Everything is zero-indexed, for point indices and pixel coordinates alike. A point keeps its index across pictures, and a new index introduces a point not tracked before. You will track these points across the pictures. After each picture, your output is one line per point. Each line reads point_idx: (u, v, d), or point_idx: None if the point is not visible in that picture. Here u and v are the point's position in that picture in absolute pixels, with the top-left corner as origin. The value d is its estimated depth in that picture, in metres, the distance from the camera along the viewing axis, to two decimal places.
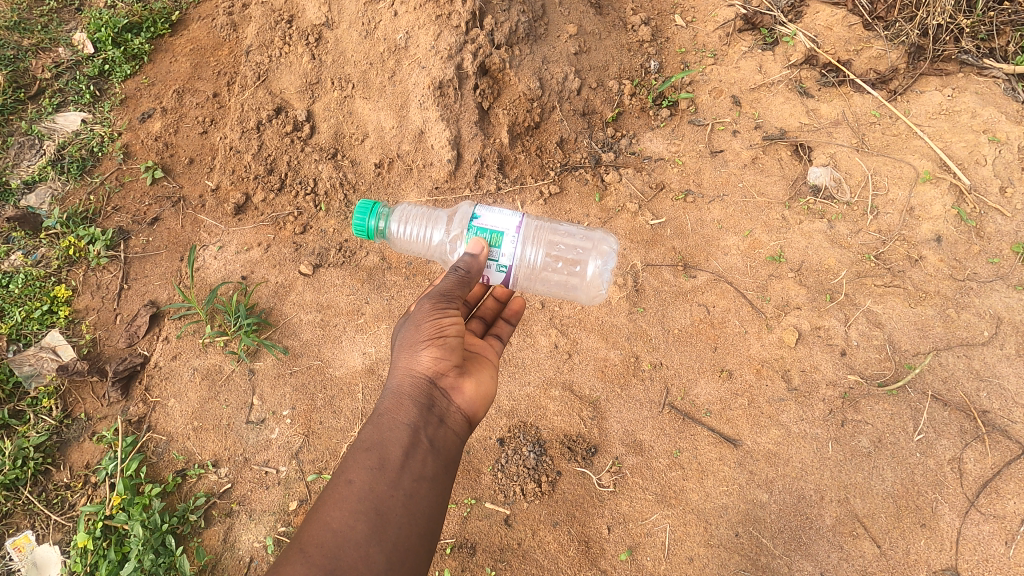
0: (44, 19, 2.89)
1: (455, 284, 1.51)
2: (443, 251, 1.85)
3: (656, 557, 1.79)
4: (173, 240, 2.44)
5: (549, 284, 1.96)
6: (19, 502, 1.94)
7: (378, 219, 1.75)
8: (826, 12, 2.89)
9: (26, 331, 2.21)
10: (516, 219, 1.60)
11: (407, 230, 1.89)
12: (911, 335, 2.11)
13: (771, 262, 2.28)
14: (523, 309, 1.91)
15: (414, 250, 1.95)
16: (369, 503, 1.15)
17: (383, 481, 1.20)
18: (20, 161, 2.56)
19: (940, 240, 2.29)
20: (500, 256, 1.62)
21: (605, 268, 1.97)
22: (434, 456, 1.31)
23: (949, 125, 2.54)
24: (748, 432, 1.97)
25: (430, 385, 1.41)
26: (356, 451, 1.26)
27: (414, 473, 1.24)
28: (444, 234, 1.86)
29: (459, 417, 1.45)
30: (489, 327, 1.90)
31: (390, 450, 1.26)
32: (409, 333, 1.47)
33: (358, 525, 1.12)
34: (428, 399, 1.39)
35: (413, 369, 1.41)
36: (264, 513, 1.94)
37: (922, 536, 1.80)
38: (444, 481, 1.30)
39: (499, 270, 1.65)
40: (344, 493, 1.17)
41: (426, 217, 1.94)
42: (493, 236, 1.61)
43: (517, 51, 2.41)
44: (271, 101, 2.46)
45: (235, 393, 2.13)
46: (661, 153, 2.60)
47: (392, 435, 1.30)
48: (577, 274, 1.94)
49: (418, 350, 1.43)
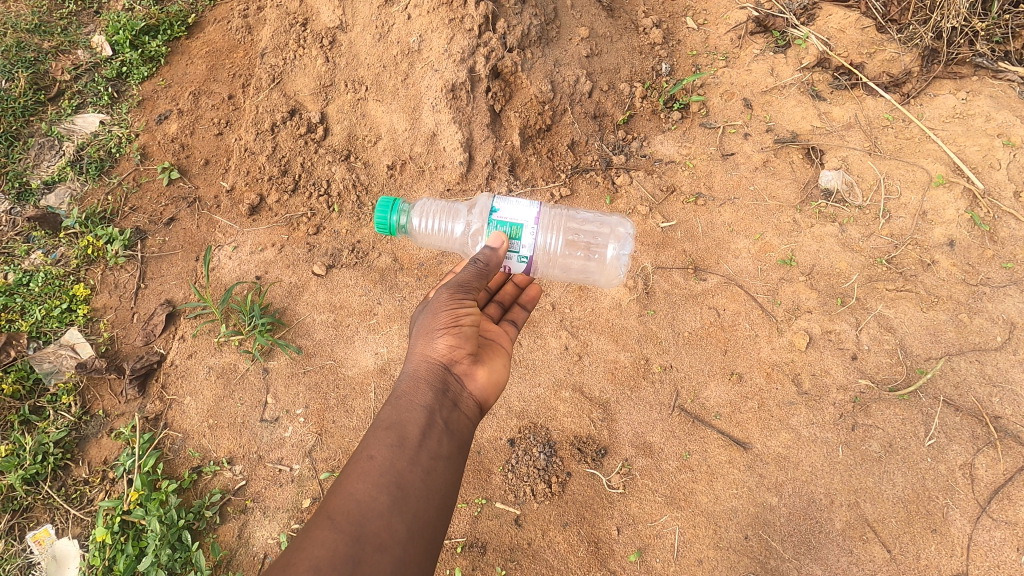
0: (64, 22, 2.94)
1: (473, 276, 1.57)
2: (465, 243, 1.91)
3: (666, 558, 1.80)
4: (189, 240, 2.48)
5: (568, 270, 2.02)
6: (39, 496, 1.98)
7: (399, 215, 1.78)
8: (839, 15, 2.89)
9: (46, 329, 2.25)
10: (534, 211, 1.66)
11: (428, 224, 1.93)
12: (924, 340, 2.11)
13: (782, 266, 2.28)
14: (539, 295, 1.96)
15: (437, 243, 1.99)
16: (391, 476, 1.18)
17: (403, 457, 1.23)
18: (40, 161, 2.61)
19: (953, 245, 2.28)
20: (520, 248, 1.68)
21: (621, 251, 2.03)
22: (449, 437, 1.35)
23: (963, 128, 2.53)
24: (758, 435, 1.97)
25: (444, 370, 1.45)
26: (376, 429, 1.29)
27: (431, 452, 1.28)
28: (466, 227, 1.90)
29: (471, 403, 1.49)
30: (506, 311, 1.92)
31: (408, 429, 1.30)
32: (426, 321, 1.52)
33: (381, 496, 1.14)
34: (443, 384, 1.43)
35: (429, 355, 1.46)
36: (277, 510, 1.97)
37: (933, 541, 1.79)
38: (458, 460, 1.34)
39: (520, 261, 1.71)
40: (366, 467, 1.19)
41: (447, 211, 1.96)
42: (513, 229, 1.67)
43: (529, 54, 2.43)
44: (285, 103, 2.49)
45: (250, 391, 2.16)
46: (672, 156, 2.60)
47: (410, 415, 1.33)
48: (595, 259, 1.99)
49: (435, 338, 1.48)
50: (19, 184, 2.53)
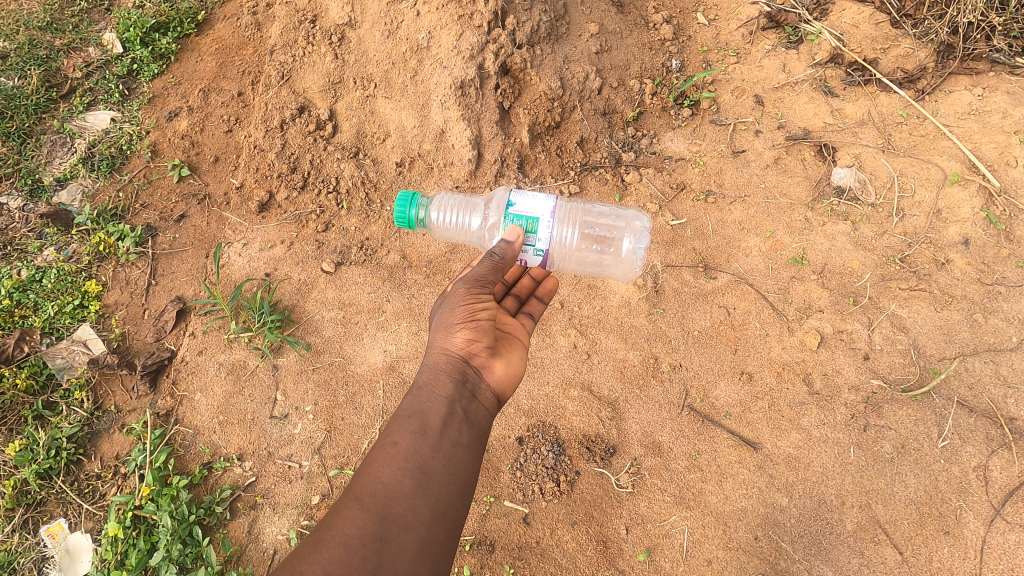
0: (76, 19, 2.96)
1: (489, 270, 1.56)
2: (482, 237, 1.91)
3: (675, 558, 1.79)
4: (198, 237, 2.49)
5: (583, 264, 2.04)
6: (52, 491, 2.00)
7: (418, 209, 1.78)
8: (853, 10, 2.83)
9: (58, 325, 2.27)
10: (550, 205, 1.65)
11: (446, 218, 1.95)
12: (937, 340, 2.08)
13: (793, 264, 2.26)
14: (555, 288, 1.96)
15: (453, 237, 2.00)
16: (414, 461, 1.20)
17: (425, 443, 1.25)
18: (52, 158, 2.63)
19: (968, 243, 2.25)
20: (536, 242, 1.68)
21: (637, 245, 2.01)
22: (469, 426, 1.37)
23: (979, 125, 2.48)
24: (768, 435, 1.96)
25: (463, 363, 1.47)
26: (400, 418, 1.32)
27: (452, 439, 1.29)
28: (483, 220, 1.92)
29: (489, 395, 1.50)
30: (522, 305, 1.92)
31: (430, 417, 1.32)
32: (444, 316, 1.52)
33: (405, 480, 1.16)
34: (461, 375, 1.45)
35: (448, 349, 1.48)
36: (287, 506, 1.98)
37: (946, 543, 1.77)
38: (479, 449, 1.35)
39: (535, 255, 1.70)
40: (391, 452, 1.21)
41: (464, 206, 2.00)
42: (529, 223, 1.67)
43: (538, 51, 2.41)
44: (294, 101, 2.50)
45: (259, 388, 2.17)
46: (682, 153, 2.58)
47: (431, 405, 1.35)
48: (610, 253, 1.99)
49: (453, 332, 1.49)
50: (31, 181, 2.55)
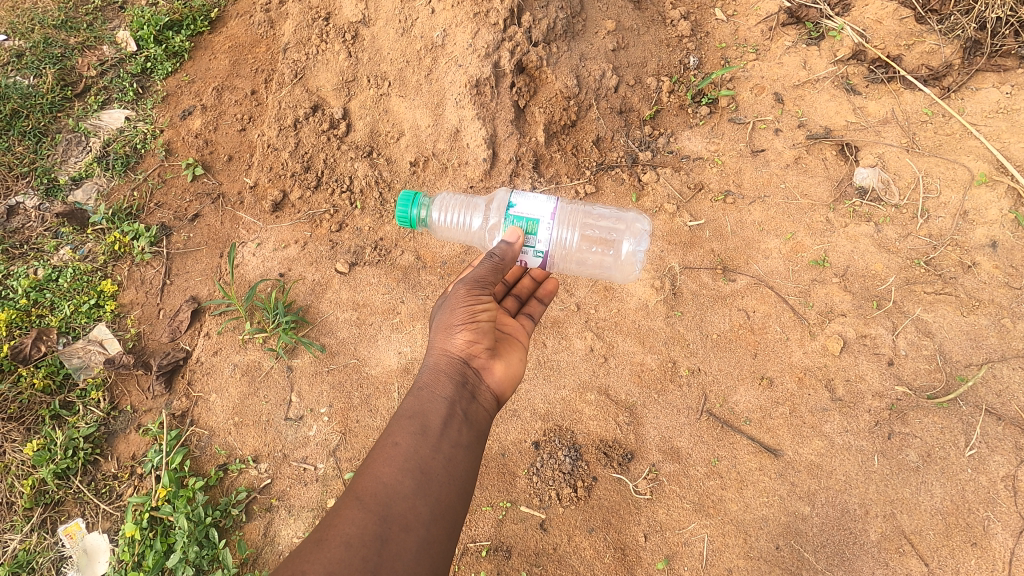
0: (90, 17, 2.96)
1: (489, 271, 1.54)
2: (483, 237, 1.89)
3: (694, 567, 1.77)
4: (213, 237, 2.49)
5: (584, 265, 2.02)
6: (70, 491, 2.00)
7: (420, 209, 1.77)
8: (877, 5, 2.75)
9: (74, 324, 2.28)
10: (551, 206, 1.63)
11: (448, 218, 1.94)
12: (963, 345, 2.04)
13: (814, 266, 2.22)
14: (555, 289, 1.94)
15: (455, 237, 1.99)
16: (415, 462, 1.19)
17: (425, 444, 1.23)
18: (67, 158, 2.63)
19: (996, 246, 2.19)
20: (536, 243, 1.66)
21: (638, 248, 1.98)
22: (469, 427, 1.35)
23: (1008, 124, 2.41)
24: (790, 442, 1.93)
25: (463, 364, 1.46)
26: (400, 418, 1.30)
27: (452, 440, 1.28)
28: (484, 221, 1.90)
29: (489, 396, 1.49)
30: (523, 305, 1.91)
31: (430, 418, 1.30)
32: (444, 316, 1.51)
33: (407, 480, 1.15)
34: (461, 376, 1.43)
35: (448, 350, 1.46)
36: (303, 509, 1.97)
37: (973, 555, 1.73)
38: (478, 450, 1.34)
39: (535, 256, 1.69)
40: (391, 453, 1.20)
41: (466, 206, 1.98)
42: (529, 225, 1.65)
43: (554, 49, 2.38)
44: (308, 99, 2.48)
45: (275, 389, 2.16)
46: (700, 153, 2.54)
47: (432, 406, 1.33)
48: (611, 255, 1.97)
49: (453, 333, 1.48)
50: (47, 180, 2.55)
